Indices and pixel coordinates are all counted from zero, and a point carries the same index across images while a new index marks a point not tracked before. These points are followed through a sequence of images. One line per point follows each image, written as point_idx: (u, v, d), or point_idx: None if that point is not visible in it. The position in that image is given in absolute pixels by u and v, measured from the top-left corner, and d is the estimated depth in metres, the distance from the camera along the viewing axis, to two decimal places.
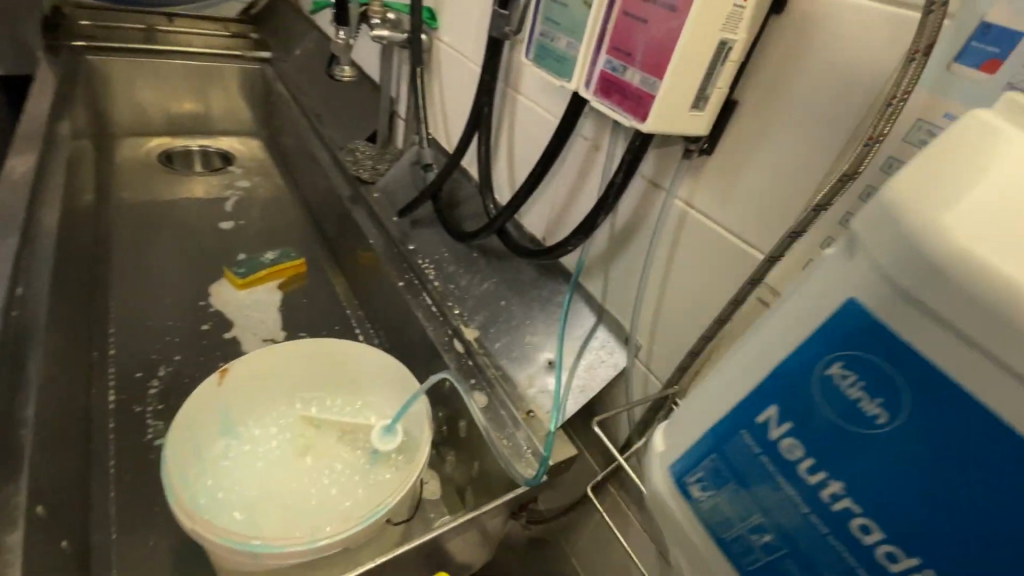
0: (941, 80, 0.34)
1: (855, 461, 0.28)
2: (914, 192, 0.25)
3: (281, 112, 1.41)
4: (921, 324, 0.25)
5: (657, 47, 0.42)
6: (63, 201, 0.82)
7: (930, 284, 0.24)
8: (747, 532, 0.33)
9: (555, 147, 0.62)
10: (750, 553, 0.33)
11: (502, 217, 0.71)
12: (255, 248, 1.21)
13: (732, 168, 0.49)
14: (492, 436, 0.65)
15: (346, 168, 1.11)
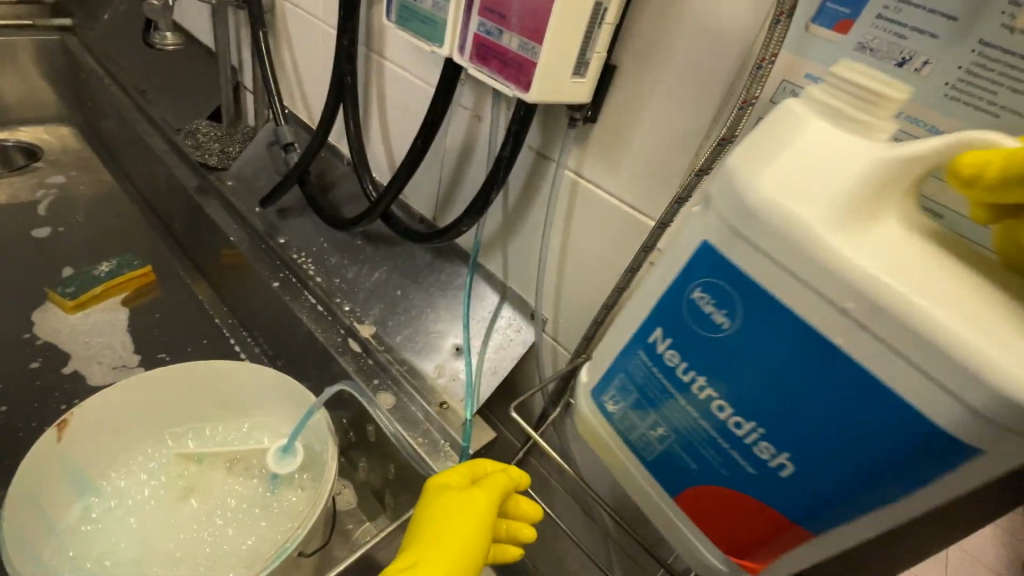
0: (801, 42, 0.36)
1: (728, 361, 0.32)
2: (751, 151, 0.29)
3: (90, 89, 1.15)
4: (750, 253, 0.30)
5: (533, 9, 0.39)
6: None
7: (754, 214, 0.29)
8: (662, 441, 0.37)
9: (434, 120, 0.57)
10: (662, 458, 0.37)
11: (385, 200, 0.64)
12: (82, 259, 0.99)
13: (615, 135, 0.48)
14: (406, 436, 0.62)
15: (188, 153, 0.94)
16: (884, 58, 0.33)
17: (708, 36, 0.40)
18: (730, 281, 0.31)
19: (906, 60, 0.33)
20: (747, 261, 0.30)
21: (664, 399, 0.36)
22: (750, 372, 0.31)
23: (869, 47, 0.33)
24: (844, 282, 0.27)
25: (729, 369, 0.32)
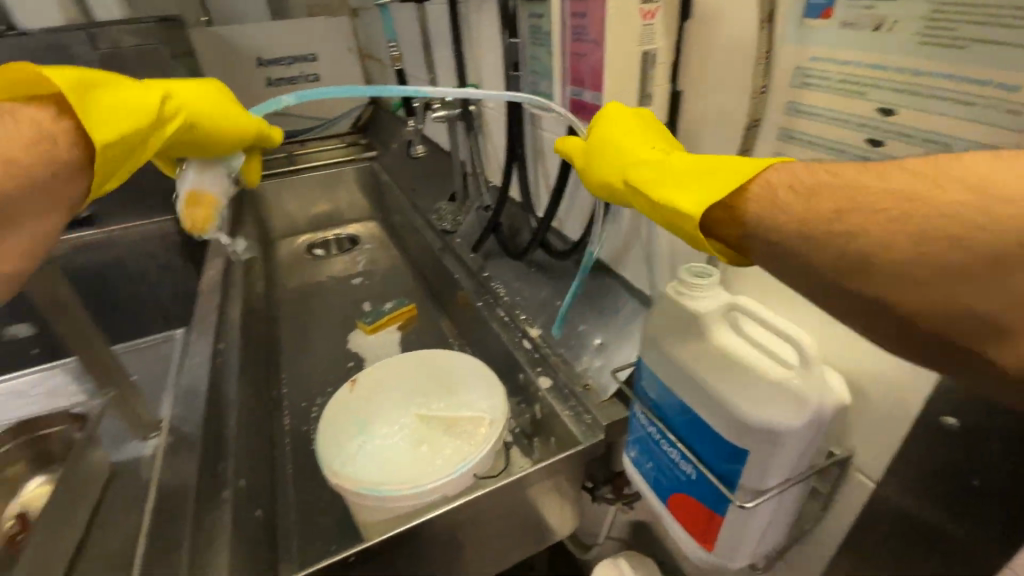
0: (800, 35, 0.43)
1: (672, 378, 0.51)
2: (656, 302, 0.55)
3: (386, 195, 1.75)
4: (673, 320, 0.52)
5: (597, 69, 0.55)
6: (245, 282, 1.17)
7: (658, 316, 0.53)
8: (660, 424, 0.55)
9: (567, 162, 0.77)
10: (664, 435, 0.54)
11: (542, 230, 0.86)
12: (377, 303, 1.49)
13: (690, 145, 0.59)
14: (557, 406, 0.78)
15: (434, 224, 1.36)
16: (861, 29, 0.38)
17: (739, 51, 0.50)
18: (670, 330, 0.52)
19: (880, 25, 0.37)
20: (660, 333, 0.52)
21: (662, 390, 0.53)
22: (682, 387, 0.50)
23: (849, 23, 0.39)
24: (676, 364, 0.50)
25: (674, 382, 0.51)
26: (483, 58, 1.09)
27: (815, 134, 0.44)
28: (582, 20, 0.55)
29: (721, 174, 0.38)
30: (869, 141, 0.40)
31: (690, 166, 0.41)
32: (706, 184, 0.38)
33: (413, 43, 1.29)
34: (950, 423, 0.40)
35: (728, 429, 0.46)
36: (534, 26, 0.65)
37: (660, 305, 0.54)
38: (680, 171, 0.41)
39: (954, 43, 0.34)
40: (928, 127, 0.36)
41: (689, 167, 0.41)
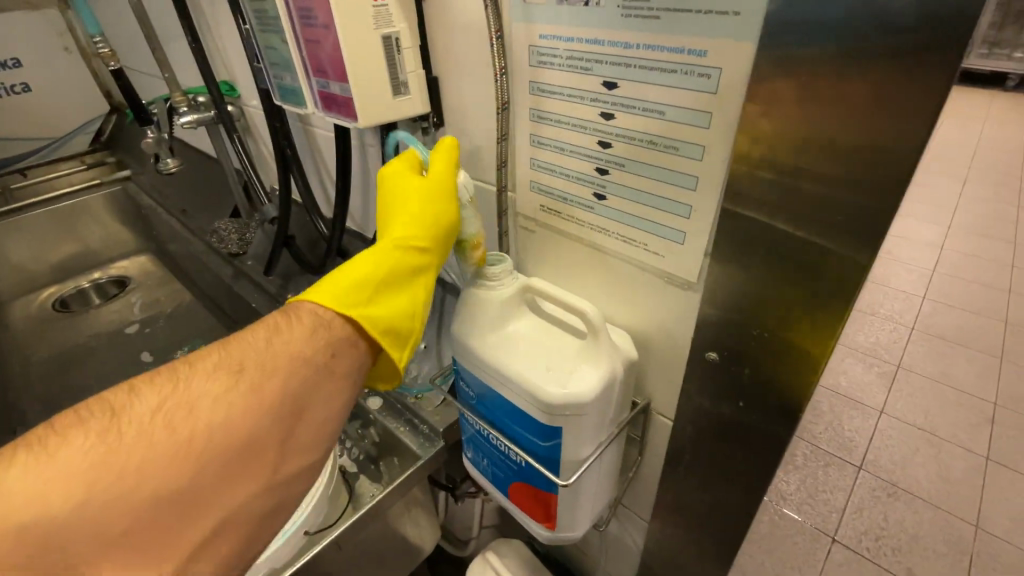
0: (525, 13, 0.43)
1: (485, 373, 0.50)
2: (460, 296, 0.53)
3: (153, 221, 1.44)
4: (477, 313, 0.50)
5: (335, 59, 0.49)
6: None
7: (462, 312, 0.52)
8: (484, 420, 0.54)
9: (343, 162, 0.70)
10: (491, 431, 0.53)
11: (335, 237, 0.79)
12: (168, 352, 1.24)
13: (459, 133, 0.57)
14: (389, 424, 0.72)
15: (217, 248, 1.16)
16: (575, 3, 0.39)
17: (477, 34, 0.48)
18: (475, 326, 0.50)
19: None
20: (467, 328, 0.51)
21: (480, 385, 0.52)
22: (495, 380, 0.49)
23: None
24: (485, 359, 0.49)
25: (487, 377, 0.50)
26: (230, 50, 0.93)
27: (560, 111, 0.45)
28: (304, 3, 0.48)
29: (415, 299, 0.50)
30: (603, 115, 0.42)
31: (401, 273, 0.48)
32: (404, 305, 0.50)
33: (136, 34, 1.05)
34: (712, 359, 0.45)
35: (540, 412, 0.46)
36: (258, 10, 0.56)
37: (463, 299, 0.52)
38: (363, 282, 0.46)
39: (649, 15, 0.36)
40: (644, 97, 0.39)
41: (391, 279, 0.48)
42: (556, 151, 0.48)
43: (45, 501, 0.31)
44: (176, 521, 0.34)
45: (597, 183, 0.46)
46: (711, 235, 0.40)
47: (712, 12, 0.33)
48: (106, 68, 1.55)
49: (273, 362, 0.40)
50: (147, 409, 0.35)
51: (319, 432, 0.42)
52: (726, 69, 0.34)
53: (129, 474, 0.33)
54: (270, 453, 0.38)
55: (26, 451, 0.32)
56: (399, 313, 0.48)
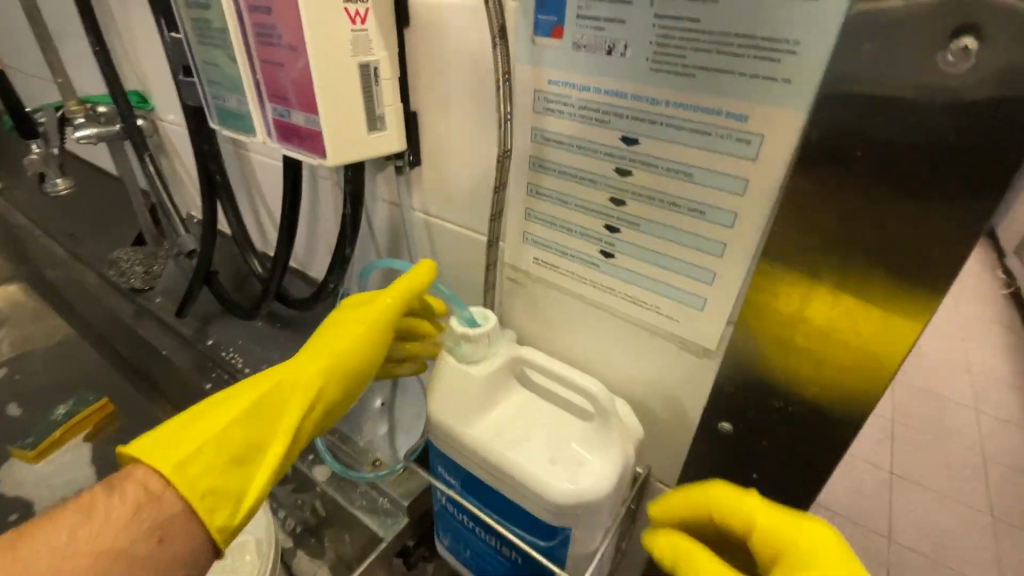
0: (534, 55, 0.38)
1: (477, 463, 0.43)
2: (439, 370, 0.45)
3: (26, 244, 1.21)
4: (465, 392, 0.43)
5: (301, 86, 0.41)
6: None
7: (447, 390, 0.44)
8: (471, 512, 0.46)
9: (293, 197, 0.61)
10: (479, 522, 0.46)
11: (276, 277, 0.68)
12: (44, 406, 1.03)
13: (439, 173, 0.51)
14: (342, 499, 0.62)
15: (115, 281, 0.98)
16: (596, 51, 0.36)
17: (471, 70, 0.43)
18: (464, 409, 0.43)
19: (612, 47, 0.35)
20: (452, 411, 0.43)
21: (467, 472, 0.44)
22: (490, 471, 0.42)
23: (583, 45, 0.36)
24: (478, 449, 0.42)
25: (480, 468, 0.43)
26: (144, 56, 0.80)
27: (567, 162, 0.41)
28: (267, 18, 0.40)
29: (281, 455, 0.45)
30: (619, 171, 0.38)
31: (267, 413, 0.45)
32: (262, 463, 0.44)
33: (16, 25, 0.88)
34: (725, 429, 0.43)
35: (549, 512, 0.40)
36: (197, 19, 0.47)
37: (444, 375, 0.45)
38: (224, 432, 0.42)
39: (683, 72, 0.33)
40: (670, 156, 0.36)
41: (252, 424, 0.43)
42: (558, 203, 0.44)
43: None
44: None
45: (605, 240, 0.42)
46: (735, 304, 0.38)
47: (759, 77, 0.30)
48: None
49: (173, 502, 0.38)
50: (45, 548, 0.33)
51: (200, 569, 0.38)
52: (769, 137, 0.31)
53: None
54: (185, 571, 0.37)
55: None
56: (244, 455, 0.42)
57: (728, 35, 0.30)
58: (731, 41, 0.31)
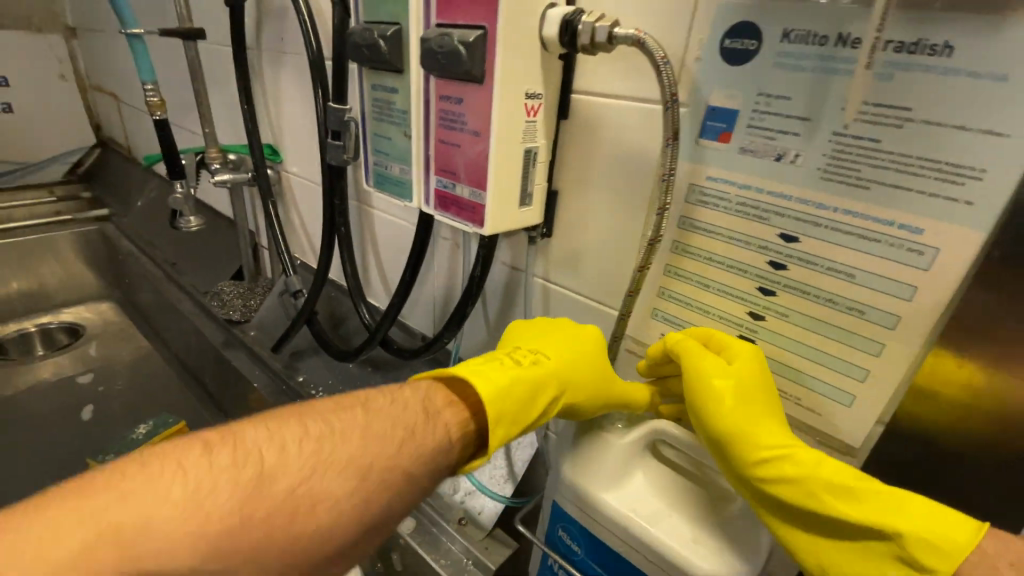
0: (696, 154, 0.42)
1: (607, 531, 0.43)
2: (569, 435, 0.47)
3: (133, 270, 1.37)
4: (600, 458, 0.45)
5: (473, 165, 0.46)
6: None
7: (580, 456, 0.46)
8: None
9: (418, 254, 0.66)
10: None
11: (385, 325, 0.71)
12: (126, 423, 1.10)
13: (569, 246, 0.55)
14: (427, 557, 0.61)
15: (215, 312, 1.06)
16: (764, 156, 0.39)
17: (623, 159, 0.47)
18: (597, 475, 0.44)
19: (782, 155, 0.38)
20: (585, 476, 0.45)
21: (592, 538, 0.45)
22: (621, 542, 0.43)
23: (750, 150, 0.39)
24: (612, 516, 0.42)
25: (610, 536, 0.43)
26: (286, 117, 0.90)
27: (714, 250, 0.44)
28: (455, 106, 0.46)
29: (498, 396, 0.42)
30: (772, 264, 0.41)
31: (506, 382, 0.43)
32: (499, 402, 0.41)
33: (177, 83, 1.01)
34: None
35: None
36: (378, 99, 0.53)
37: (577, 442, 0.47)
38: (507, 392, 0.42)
39: (857, 184, 0.36)
40: (832, 256, 0.38)
41: (529, 388, 0.43)
42: (698, 286, 0.46)
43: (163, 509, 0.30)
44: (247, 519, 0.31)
45: (746, 327, 0.44)
46: (887, 403, 0.38)
47: (937, 196, 0.33)
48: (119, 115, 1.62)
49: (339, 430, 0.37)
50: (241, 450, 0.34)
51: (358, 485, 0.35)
52: (946, 250, 0.33)
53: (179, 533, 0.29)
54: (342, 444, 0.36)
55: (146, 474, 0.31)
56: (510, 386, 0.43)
57: (909, 156, 0.33)
58: (912, 161, 0.33)
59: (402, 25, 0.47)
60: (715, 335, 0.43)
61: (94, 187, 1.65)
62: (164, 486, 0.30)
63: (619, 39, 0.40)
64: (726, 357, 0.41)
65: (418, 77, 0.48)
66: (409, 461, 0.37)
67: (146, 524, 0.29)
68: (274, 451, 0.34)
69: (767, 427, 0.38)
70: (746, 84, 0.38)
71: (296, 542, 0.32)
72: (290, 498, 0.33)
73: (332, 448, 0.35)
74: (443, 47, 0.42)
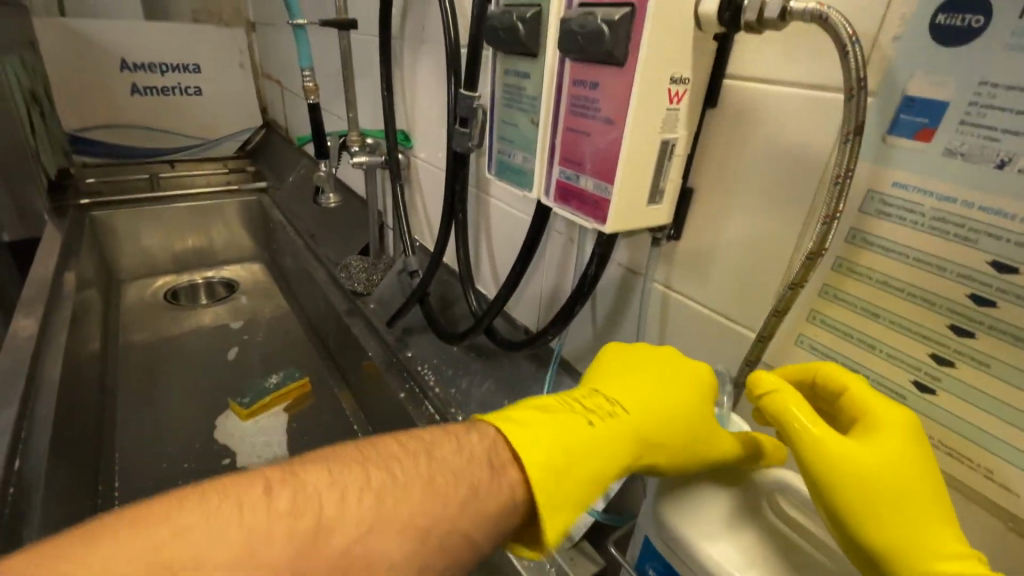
0: (880, 153, 0.35)
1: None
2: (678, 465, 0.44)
3: (281, 237, 1.55)
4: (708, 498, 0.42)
5: (603, 155, 0.43)
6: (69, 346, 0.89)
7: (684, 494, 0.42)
8: None
9: (531, 246, 0.64)
10: None
11: (491, 314, 0.71)
12: (261, 371, 1.24)
13: (700, 252, 0.49)
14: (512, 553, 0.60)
15: (342, 282, 1.15)
16: (978, 162, 0.31)
17: (778, 158, 0.41)
18: (700, 521, 0.40)
19: (1006, 162, 0.30)
20: (687, 520, 0.40)
21: None
22: None
23: (958, 152, 0.31)
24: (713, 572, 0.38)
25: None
26: (420, 103, 0.94)
27: (888, 272, 0.36)
28: (589, 91, 0.43)
29: (578, 463, 0.39)
30: (974, 298, 0.32)
31: (563, 429, 0.40)
32: (558, 476, 0.38)
33: (329, 70, 1.11)
34: None
35: None
36: (509, 85, 0.52)
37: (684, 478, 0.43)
38: (564, 452, 0.39)
39: None
40: None
41: (596, 451, 0.40)
42: (862, 314, 0.38)
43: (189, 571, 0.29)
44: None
45: (924, 370, 0.36)
46: None
47: None
48: (281, 99, 1.83)
49: (394, 479, 0.37)
50: (288, 502, 0.33)
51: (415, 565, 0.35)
52: None
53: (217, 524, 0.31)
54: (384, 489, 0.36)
55: (202, 512, 0.32)
56: (578, 458, 0.39)
57: None
58: None
59: (543, 7, 0.45)
60: (852, 391, 0.36)
61: (257, 162, 1.90)
62: (229, 527, 0.31)
63: (795, 15, 0.34)
64: (877, 435, 0.34)
65: (552, 63, 0.46)
66: (468, 522, 0.37)
67: (202, 558, 0.30)
68: (335, 498, 0.34)
69: (932, 535, 0.32)
70: (963, 70, 0.31)
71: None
72: (344, 556, 0.33)
73: (394, 504, 0.36)
74: (584, 27, 0.39)
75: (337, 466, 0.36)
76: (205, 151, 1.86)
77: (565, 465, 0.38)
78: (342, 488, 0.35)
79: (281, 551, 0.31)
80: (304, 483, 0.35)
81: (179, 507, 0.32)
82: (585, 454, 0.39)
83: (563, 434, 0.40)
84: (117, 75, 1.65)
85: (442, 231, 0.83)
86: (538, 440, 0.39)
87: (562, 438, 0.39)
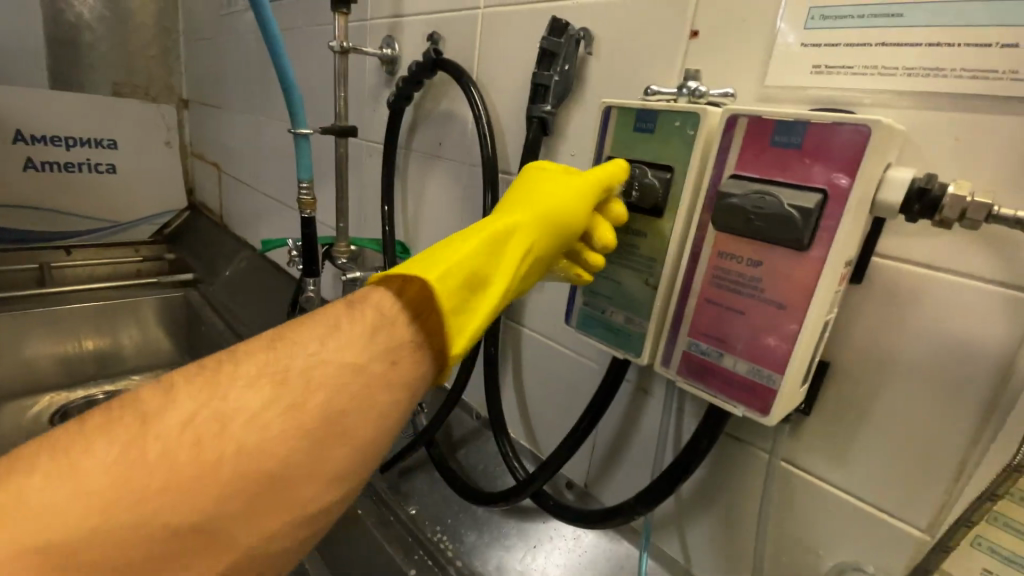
0: None
1: None
2: None
3: (214, 341, 1.32)
4: None
5: (763, 339, 0.38)
6: None
7: None
8: None
9: (605, 400, 0.56)
10: None
11: (542, 478, 0.59)
12: None
13: (839, 431, 0.43)
14: None
15: None
16: None
17: (944, 347, 0.37)
18: None
19: None
20: None
21: None
22: None
23: None
24: None
25: None
26: (426, 216, 0.85)
27: None
28: (746, 268, 0.38)
29: (450, 279, 0.39)
30: None
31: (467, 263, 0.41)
32: (434, 265, 0.39)
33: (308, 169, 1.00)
34: None
35: None
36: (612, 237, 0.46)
37: None
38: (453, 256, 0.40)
39: None
40: None
41: (479, 291, 0.42)
42: None
43: (108, 499, 0.29)
44: (219, 532, 0.32)
45: None
46: None
47: None
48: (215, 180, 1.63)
49: (319, 371, 0.37)
50: (184, 414, 0.32)
51: (354, 461, 0.38)
52: None
53: (145, 494, 0.30)
54: (297, 476, 0.35)
55: (123, 445, 0.30)
56: (471, 278, 0.41)
57: None
58: None
59: (677, 170, 0.41)
60: None
61: (179, 249, 1.62)
62: (163, 463, 0.30)
63: (1005, 219, 0.31)
64: None
65: (685, 229, 0.41)
66: (355, 405, 0.37)
67: (146, 513, 0.30)
68: (255, 392, 0.34)
69: None
70: None
71: (266, 527, 0.34)
72: (266, 480, 0.33)
73: (178, 455, 0.31)
74: (760, 208, 0.35)
75: (263, 338, 0.37)
76: (115, 236, 1.57)
77: (466, 298, 0.41)
78: (272, 364, 0.36)
79: (224, 445, 0.32)
80: (227, 381, 0.34)
81: (99, 419, 0.31)
82: (452, 275, 0.40)
83: (459, 274, 0.40)
84: (7, 147, 1.38)
85: (465, 364, 0.71)
86: (449, 247, 0.42)
87: (461, 271, 0.40)
